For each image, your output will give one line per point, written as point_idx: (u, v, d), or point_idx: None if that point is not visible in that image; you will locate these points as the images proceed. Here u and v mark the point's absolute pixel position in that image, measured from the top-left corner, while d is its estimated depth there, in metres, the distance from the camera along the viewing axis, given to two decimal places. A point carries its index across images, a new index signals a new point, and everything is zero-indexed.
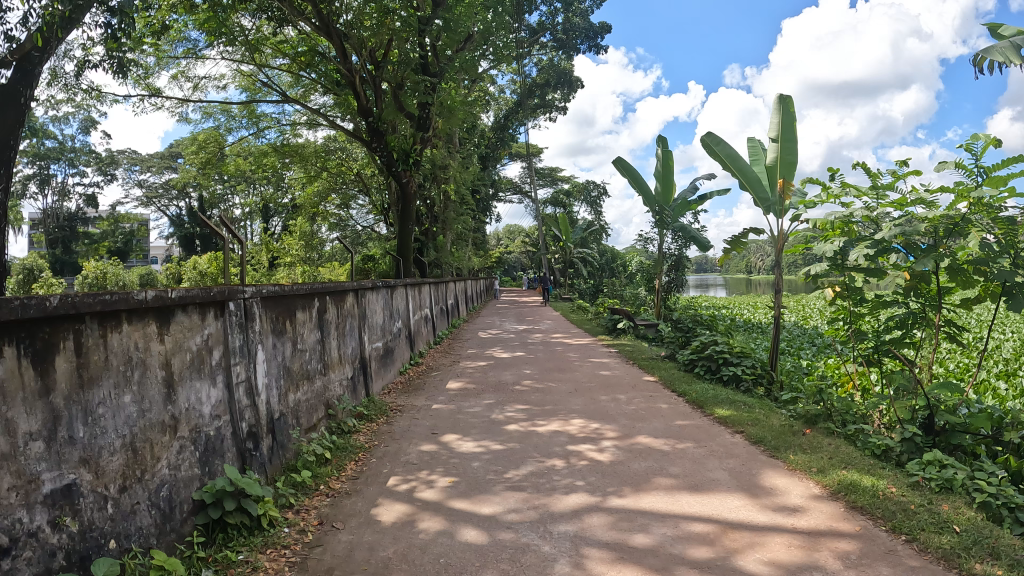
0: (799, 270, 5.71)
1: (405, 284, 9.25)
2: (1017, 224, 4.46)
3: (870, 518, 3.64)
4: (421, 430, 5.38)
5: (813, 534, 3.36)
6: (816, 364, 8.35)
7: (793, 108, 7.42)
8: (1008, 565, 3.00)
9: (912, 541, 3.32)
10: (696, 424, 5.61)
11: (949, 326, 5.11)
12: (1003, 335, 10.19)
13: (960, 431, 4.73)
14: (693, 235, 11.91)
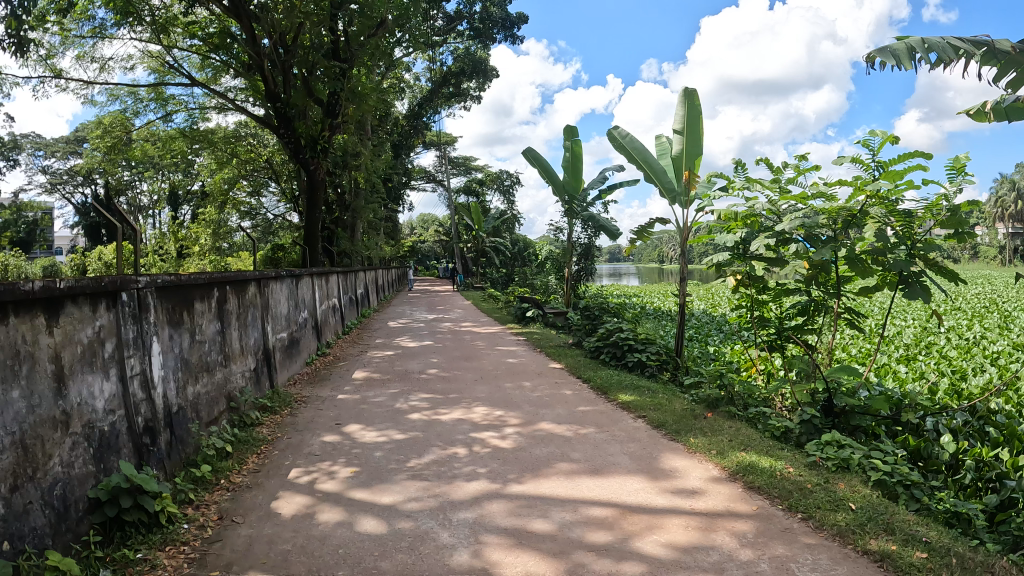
0: (703, 260, 5.85)
1: (311, 273, 9.09)
2: (913, 217, 4.67)
3: (767, 497, 3.76)
4: (325, 420, 5.31)
5: (710, 515, 3.45)
6: (723, 350, 8.57)
7: (698, 102, 7.59)
8: (902, 540, 3.18)
9: (808, 519, 3.44)
10: (598, 410, 5.69)
11: (848, 313, 5.31)
12: (903, 322, 10.62)
13: (860, 413, 4.99)
14: (603, 224, 12.05)
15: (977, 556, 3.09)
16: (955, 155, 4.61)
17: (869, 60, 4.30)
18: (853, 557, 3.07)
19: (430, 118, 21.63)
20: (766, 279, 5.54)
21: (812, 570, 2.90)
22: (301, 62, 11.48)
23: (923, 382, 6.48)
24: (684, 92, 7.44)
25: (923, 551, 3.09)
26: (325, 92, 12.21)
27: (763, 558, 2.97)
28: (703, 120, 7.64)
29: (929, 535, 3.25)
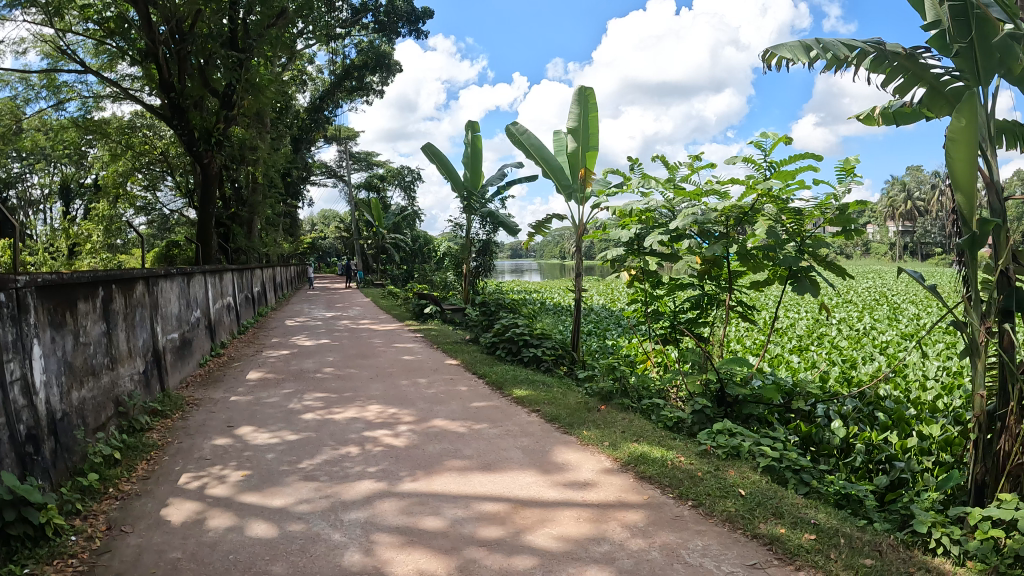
0: (598, 255, 5.97)
1: (203, 270, 8.84)
2: (802, 214, 4.89)
3: (658, 486, 3.89)
4: (217, 423, 5.18)
5: (602, 506, 3.55)
6: (621, 343, 8.77)
7: (593, 100, 7.71)
8: (790, 523, 3.36)
9: (698, 507, 3.60)
10: (493, 406, 5.74)
11: (740, 306, 5.53)
12: (796, 314, 11.08)
13: (752, 402, 5.18)
14: (503, 219, 12.11)
15: (862, 536, 3.32)
16: (845, 157, 4.86)
17: (767, 59, 4.40)
18: (743, 541, 3.24)
19: (331, 112, 21.27)
20: (660, 273, 5.70)
21: (700, 555, 3.05)
22: (199, 50, 11.10)
23: (814, 371, 6.78)
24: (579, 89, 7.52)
25: (811, 532, 3.29)
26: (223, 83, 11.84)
27: (654, 547, 3.10)
28: (598, 118, 7.77)
29: (816, 517, 3.45)
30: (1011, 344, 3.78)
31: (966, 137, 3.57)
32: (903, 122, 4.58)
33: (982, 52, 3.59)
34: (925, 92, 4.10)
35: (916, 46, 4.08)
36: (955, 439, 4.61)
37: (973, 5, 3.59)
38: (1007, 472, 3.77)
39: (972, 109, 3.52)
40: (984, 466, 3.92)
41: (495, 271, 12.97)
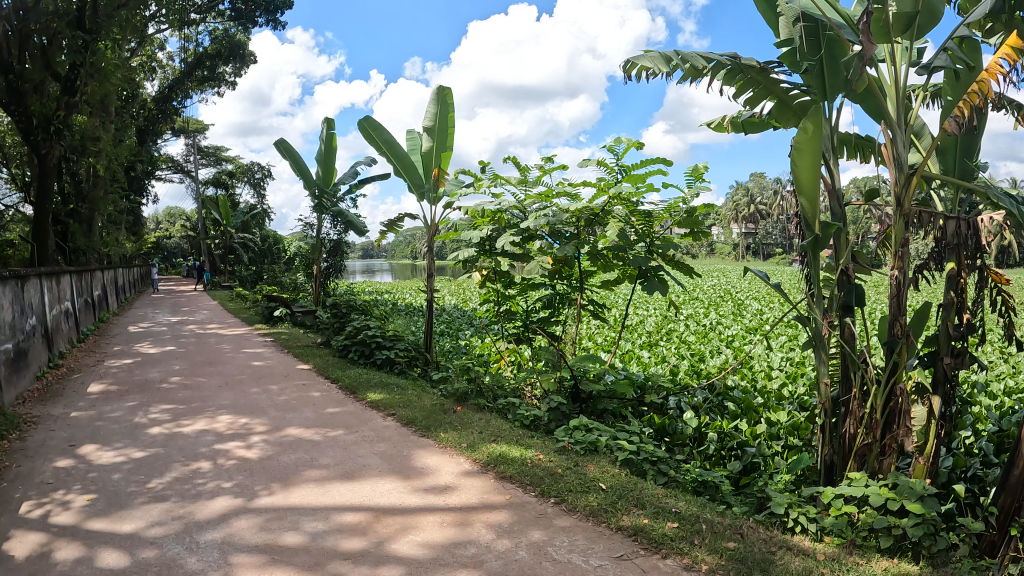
0: (450, 256, 6.02)
1: (39, 276, 8.28)
2: (651, 216, 5.17)
3: (519, 485, 3.98)
4: (56, 443, 4.89)
5: (464, 509, 3.59)
6: (475, 344, 8.88)
7: (450, 101, 7.76)
8: (652, 513, 3.53)
9: (560, 503, 3.71)
10: (347, 411, 5.69)
11: (591, 304, 5.81)
12: (644, 312, 11.54)
13: (607, 397, 5.40)
14: (353, 219, 11.94)
15: (722, 521, 3.56)
16: (695, 164, 5.11)
17: (628, 67, 4.53)
18: (608, 534, 3.37)
19: (180, 102, 20.37)
20: (512, 273, 5.87)
21: (567, 551, 3.14)
22: (43, 30, 10.37)
23: (665, 365, 7.07)
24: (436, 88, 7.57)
25: (673, 520, 3.47)
26: (66, 67, 11.11)
27: (521, 546, 3.16)
28: (453, 119, 7.82)
29: (676, 506, 3.65)
30: (851, 335, 4.13)
31: (811, 146, 3.82)
32: (750, 130, 5.01)
33: (831, 70, 4.06)
34: (774, 105, 4.42)
35: (768, 60, 4.37)
36: (801, 424, 5.06)
37: (825, 26, 4.03)
38: (854, 453, 4.07)
39: (818, 123, 3.75)
40: (832, 448, 4.26)
41: (345, 271, 12.78)
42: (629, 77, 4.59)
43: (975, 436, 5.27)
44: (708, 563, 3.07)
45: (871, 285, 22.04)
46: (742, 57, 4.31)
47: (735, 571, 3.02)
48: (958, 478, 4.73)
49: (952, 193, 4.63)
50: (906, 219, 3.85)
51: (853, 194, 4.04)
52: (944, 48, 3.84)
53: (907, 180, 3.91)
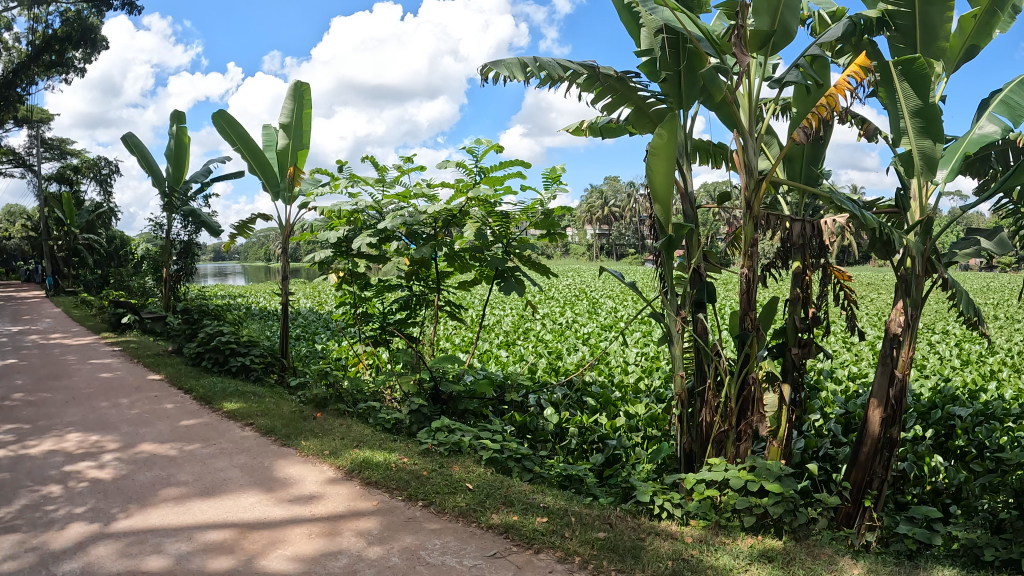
0: (305, 257, 5.93)
1: None
2: (507, 217, 5.39)
3: (386, 490, 3.97)
4: None
5: (332, 518, 3.55)
6: (331, 348, 8.77)
7: (308, 96, 7.63)
8: (521, 509, 3.63)
9: (429, 505, 3.74)
10: (203, 423, 5.50)
11: (446, 304, 5.99)
12: (500, 313, 11.70)
13: (466, 398, 5.50)
14: (205, 220, 11.47)
15: (588, 512, 3.70)
16: (552, 165, 5.23)
17: (486, 72, 4.57)
18: (480, 533, 3.43)
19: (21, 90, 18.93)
20: (367, 275, 5.87)
21: (441, 554, 3.17)
22: None
23: (523, 364, 7.21)
24: (294, 83, 7.42)
25: (543, 515, 3.58)
26: None
27: (393, 551, 3.17)
28: (311, 115, 7.69)
29: (544, 501, 3.77)
30: (704, 329, 4.33)
31: (665, 151, 3.99)
32: (607, 136, 5.23)
33: (688, 80, 4.33)
34: (631, 111, 4.61)
35: (627, 69, 4.53)
36: (658, 415, 5.35)
37: (686, 39, 4.26)
38: (711, 440, 4.30)
39: (673, 129, 3.93)
40: (690, 436, 4.43)
41: (196, 274, 12.29)
42: (488, 82, 4.62)
43: (823, 419, 5.67)
44: (581, 554, 3.20)
45: (720, 282, 23.13)
46: (601, 65, 4.46)
47: (607, 560, 3.15)
48: (810, 458, 5.15)
49: (797, 197, 4.94)
50: (755, 220, 4.08)
51: (705, 197, 4.24)
52: (795, 63, 4.00)
53: (756, 185, 4.11)
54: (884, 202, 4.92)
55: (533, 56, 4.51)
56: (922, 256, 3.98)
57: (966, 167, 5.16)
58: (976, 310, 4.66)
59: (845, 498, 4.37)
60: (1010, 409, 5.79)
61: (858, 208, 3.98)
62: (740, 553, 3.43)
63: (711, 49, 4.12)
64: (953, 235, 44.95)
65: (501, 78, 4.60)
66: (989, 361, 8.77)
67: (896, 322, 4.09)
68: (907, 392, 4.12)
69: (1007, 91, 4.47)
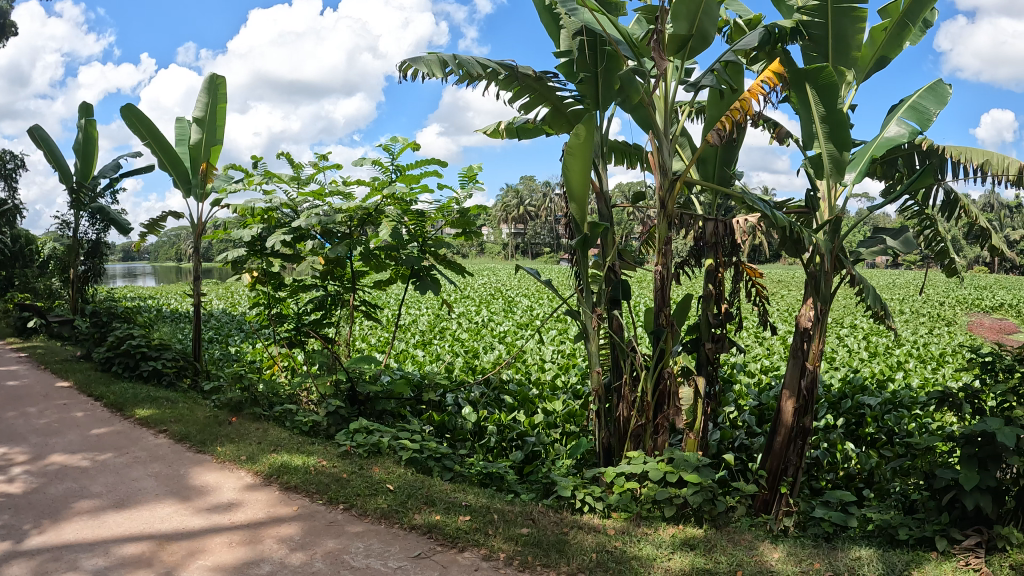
0: (217, 257, 5.80)
1: None
2: (423, 216, 5.49)
3: (306, 494, 3.94)
4: None
5: (252, 525, 3.50)
6: (246, 351, 8.61)
7: (223, 90, 7.47)
8: (442, 509, 3.65)
9: (351, 508, 3.72)
10: (115, 431, 5.34)
11: (361, 304, 6.00)
12: (415, 313, 11.66)
13: (384, 398, 5.50)
14: (115, 217, 11.09)
15: (509, 508, 3.75)
16: (468, 165, 5.28)
17: (405, 69, 4.59)
18: (403, 534, 3.44)
19: None
20: (282, 275, 5.83)
21: (364, 557, 3.16)
22: None
23: (439, 363, 7.22)
24: (209, 76, 7.27)
25: (465, 514, 3.61)
26: None
27: (316, 557, 3.15)
28: (225, 109, 7.54)
29: (465, 499, 3.81)
30: (620, 326, 4.42)
31: (582, 150, 4.05)
32: (523, 137, 5.29)
33: (605, 81, 4.42)
34: (548, 111, 4.67)
35: (545, 69, 4.59)
36: (575, 411, 5.53)
37: (603, 42, 4.32)
38: (629, 433, 4.38)
39: (590, 129, 3.99)
40: (607, 432, 4.51)
41: (105, 275, 11.88)
42: (408, 79, 4.63)
43: (737, 411, 5.85)
44: (504, 551, 3.26)
45: (635, 280, 23.51)
46: (519, 65, 4.51)
47: (531, 556, 3.22)
48: (726, 448, 5.28)
49: (710, 198, 5.08)
50: (669, 220, 4.18)
51: (619, 197, 4.32)
52: (710, 68, 4.11)
53: (670, 184, 4.22)
54: (794, 201, 5.14)
55: (450, 54, 4.54)
56: (830, 254, 4.11)
57: (874, 170, 5.38)
58: (883, 305, 4.86)
59: (762, 486, 4.51)
60: (914, 397, 6.06)
61: (769, 207, 4.12)
62: (662, 542, 3.52)
63: (629, 52, 4.24)
64: (858, 233, 46.77)
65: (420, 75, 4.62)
66: (894, 352, 9.16)
67: (807, 316, 4.26)
68: (818, 382, 4.29)
69: (916, 98, 4.68)
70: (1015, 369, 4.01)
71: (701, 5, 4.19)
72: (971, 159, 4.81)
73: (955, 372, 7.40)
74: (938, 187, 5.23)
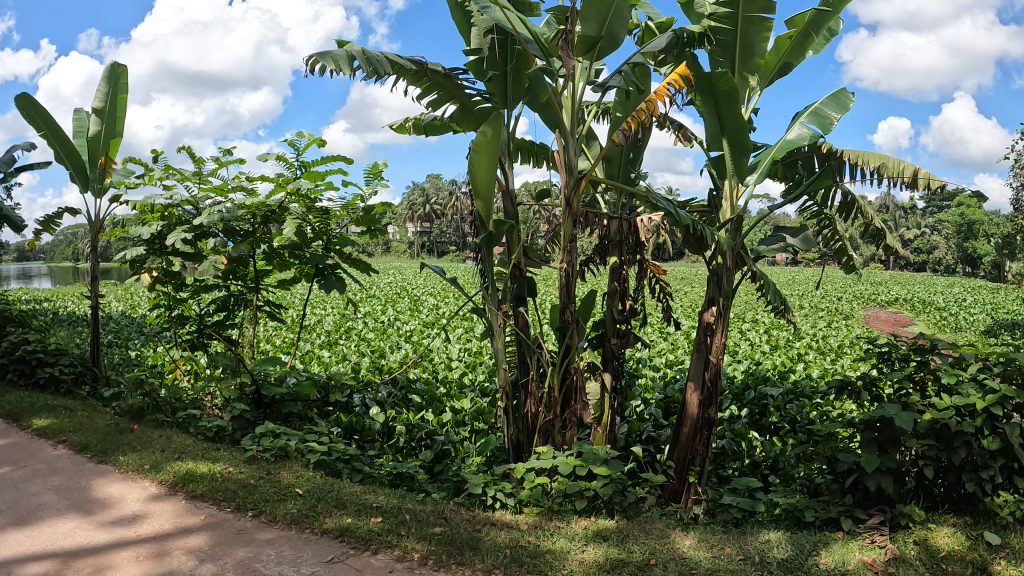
0: (114, 256, 5.59)
1: None
2: (328, 213, 5.44)
3: (212, 502, 3.83)
4: None
5: (158, 537, 3.39)
6: (148, 355, 8.33)
7: (124, 80, 7.18)
8: (354, 511, 3.61)
9: (259, 515, 3.64)
10: (10, 443, 5.08)
11: (265, 304, 5.88)
12: (321, 313, 11.48)
13: (290, 400, 5.38)
14: (6, 214, 10.54)
15: (421, 508, 3.74)
16: (373, 162, 5.25)
17: (312, 64, 4.46)
18: (315, 539, 3.38)
19: None
20: (183, 274, 5.60)
21: (278, 564, 3.11)
22: None
23: (346, 364, 7.13)
24: (110, 66, 6.98)
25: (377, 515, 3.59)
26: None
27: (226, 567, 3.07)
28: (126, 100, 7.24)
29: (377, 501, 3.78)
30: (525, 323, 4.45)
31: (489, 148, 4.08)
32: (431, 134, 5.29)
33: (514, 80, 4.46)
34: (456, 109, 4.67)
35: (454, 67, 4.60)
36: (483, 409, 5.58)
37: (515, 41, 4.35)
38: (538, 429, 4.43)
39: (496, 126, 4.02)
40: (516, 428, 4.55)
41: None
42: (314, 74, 4.49)
43: (644, 405, 5.97)
44: (419, 551, 3.25)
45: (541, 279, 23.69)
46: (428, 61, 4.49)
47: (446, 554, 3.23)
48: (634, 441, 5.39)
49: (616, 196, 5.18)
50: (574, 218, 4.24)
51: (526, 194, 4.35)
52: (618, 70, 4.16)
53: (576, 183, 4.27)
54: (696, 201, 5.26)
55: (358, 48, 4.48)
56: (733, 251, 4.26)
57: (776, 171, 5.56)
58: (782, 299, 5.00)
59: (670, 476, 4.59)
60: (813, 388, 6.31)
61: (671, 206, 4.23)
62: (575, 535, 3.57)
63: (539, 52, 4.27)
64: (758, 231, 48.36)
65: (327, 70, 4.48)
66: (794, 345, 9.50)
67: (708, 312, 4.36)
68: (721, 375, 4.39)
69: (819, 104, 4.85)
70: (910, 357, 4.20)
71: (612, 8, 4.26)
72: (868, 162, 5.05)
73: (852, 363, 7.73)
74: (836, 188, 5.43)
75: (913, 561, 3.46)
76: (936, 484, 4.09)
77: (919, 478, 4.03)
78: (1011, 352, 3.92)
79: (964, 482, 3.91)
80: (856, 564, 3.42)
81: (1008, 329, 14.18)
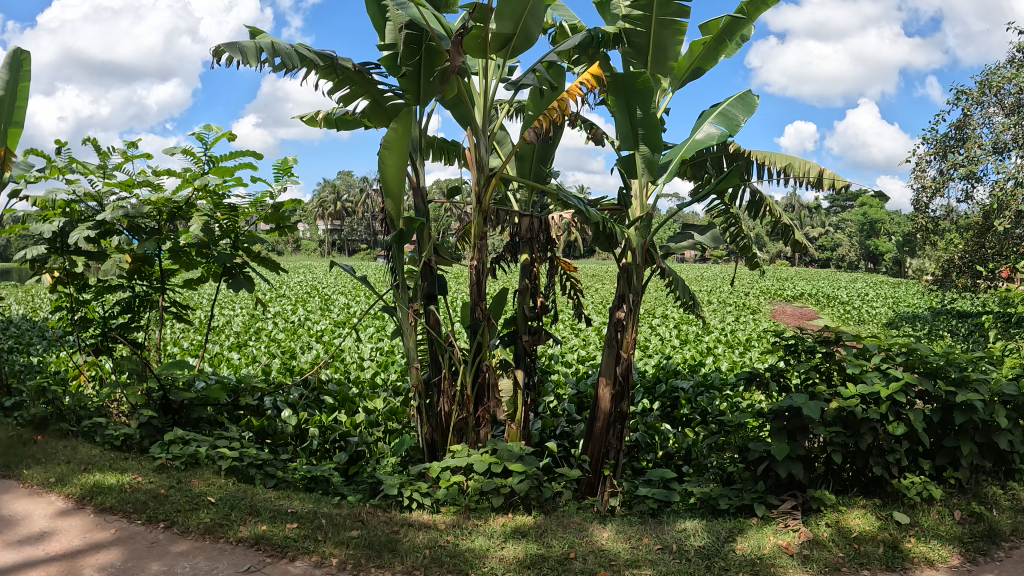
0: (13, 255, 5.35)
1: None
2: (236, 211, 5.32)
3: (122, 515, 3.70)
4: None
5: (68, 555, 3.26)
6: (49, 360, 7.99)
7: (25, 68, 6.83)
8: (270, 518, 3.56)
9: (172, 526, 3.54)
10: None
11: (170, 305, 5.71)
12: (230, 313, 11.20)
13: (199, 405, 5.21)
14: None
15: (338, 512, 3.71)
16: (283, 157, 5.16)
17: (219, 55, 4.32)
18: (229, 549, 3.31)
19: None
20: (86, 274, 5.43)
21: None
22: None
23: (257, 366, 6.99)
24: (11, 52, 6.66)
25: (292, 521, 3.54)
26: None
27: None
28: (27, 88, 6.87)
29: (291, 507, 3.73)
30: (436, 321, 4.45)
31: (398, 145, 4.04)
32: (343, 128, 5.23)
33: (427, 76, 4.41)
34: (368, 104, 4.61)
35: (367, 62, 4.56)
36: (398, 408, 5.56)
37: (428, 37, 4.33)
38: (452, 427, 4.45)
39: (405, 123, 3.99)
40: (429, 427, 4.52)
41: None
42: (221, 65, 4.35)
43: (558, 400, 6.04)
44: (338, 556, 3.22)
45: (454, 275, 23.65)
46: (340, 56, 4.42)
47: (365, 558, 3.21)
48: (549, 437, 5.44)
49: (527, 194, 5.21)
50: (484, 215, 4.26)
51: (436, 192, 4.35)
52: (531, 68, 4.17)
53: (486, 181, 4.29)
54: (606, 200, 5.34)
55: (267, 40, 4.37)
56: (641, 248, 4.36)
57: (686, 170, 5.70)
58: (691, 295, 5.12)
59: (585, 470, 4.67)
60: (722, 379, 6.49)
61: (582, 204, 4.30)
62: (494, 532, 3.59)
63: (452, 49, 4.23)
64: (668, 227, 49.33)
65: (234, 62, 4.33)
66: (703, 339, 9.75)
67: (619, 308, 4.42)
68: (632, 369, 4.47)
69: (727, 106, 4.99)
70: (816, 349, 4.33)
71: (527, 7, 4.26)
72: (774, 162, 5.21)
73: (759, 355, 7.98)
74: (743, 188, 5.59)
75: (826, 542, 3.61)
76: (845, 469, 4.27)
77: (828, 464, 4.19)
78: (912, 342, 4.13)
79: (871, 466, 4.11)
80: (771, 548, 3.53)
81: (907, 321, 14.89)
